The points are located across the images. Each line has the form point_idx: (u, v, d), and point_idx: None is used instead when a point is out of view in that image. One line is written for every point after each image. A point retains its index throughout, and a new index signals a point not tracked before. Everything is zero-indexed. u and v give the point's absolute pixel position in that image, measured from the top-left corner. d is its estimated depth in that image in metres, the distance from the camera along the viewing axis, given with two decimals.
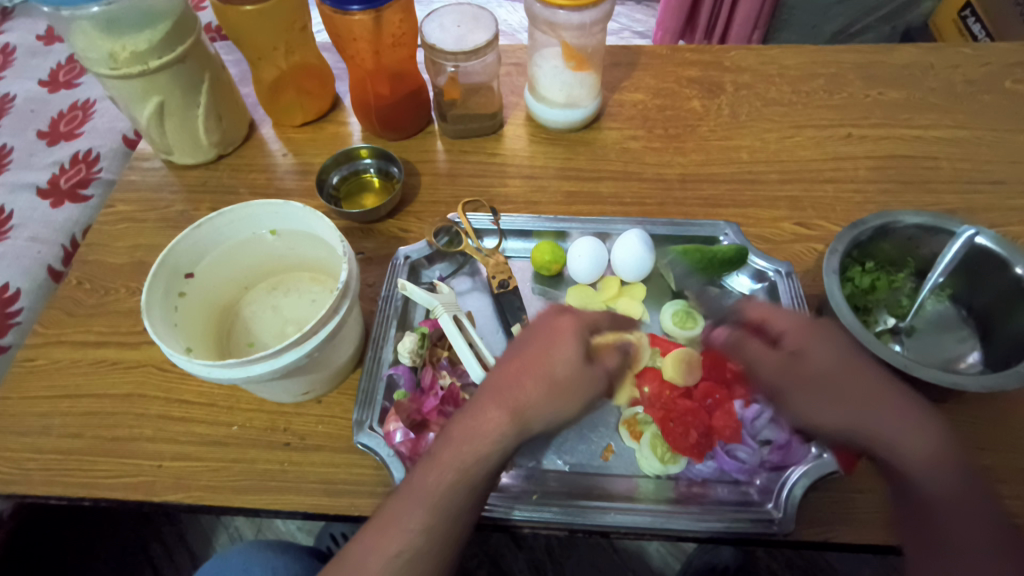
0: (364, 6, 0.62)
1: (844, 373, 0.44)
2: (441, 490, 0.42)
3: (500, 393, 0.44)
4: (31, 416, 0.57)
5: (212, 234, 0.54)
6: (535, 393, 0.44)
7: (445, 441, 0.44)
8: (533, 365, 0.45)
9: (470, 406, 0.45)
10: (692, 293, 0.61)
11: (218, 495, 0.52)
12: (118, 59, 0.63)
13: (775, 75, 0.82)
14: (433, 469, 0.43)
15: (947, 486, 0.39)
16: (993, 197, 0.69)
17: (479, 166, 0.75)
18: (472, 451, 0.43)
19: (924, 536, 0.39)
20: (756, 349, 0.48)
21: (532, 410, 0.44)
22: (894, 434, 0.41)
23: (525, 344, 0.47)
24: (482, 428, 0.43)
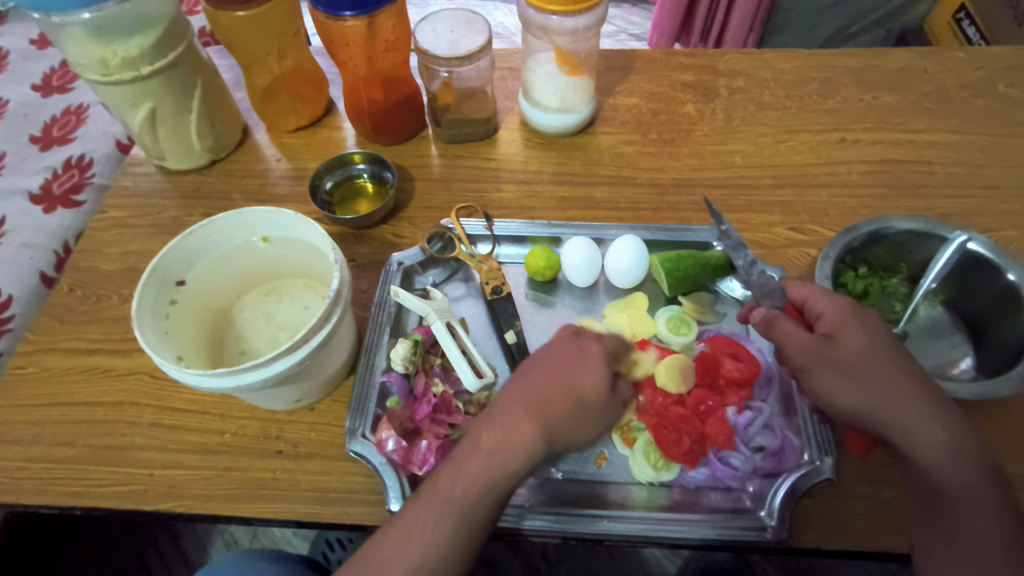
0: (357, 11, 0.62)
1: (875, 360, 0.43)
2: (467, 499, 0.41)
3: (530, 408, 0.44)
4: (22, 424, 0.57)
5: (203, 242, 0.54)
6: (564, 411, 0.45)
7: (477, 446, 0.43)
8: (567, 384, 0.45)
9: (501, 412, 0.44)
10: (741, 262, 0.55)
11: (210, 504, 0.52)
12: (109, 65, 0.62)
13: (770, 79, 0.82)
14: (461, 479, 0.42)
15: (964, 476, 0.39)
16: (986, 201, 0.69)
17: (474, 172, 0.74)
18: (502, 463, 0.42)
19: (942, 524, 0.40)
20: (790, 328, 0.45)
21: (559, 427, 0.44)
22: (919, 425, 0.41)
23: (559, 359, 0.47)
24: (515, 436, 0.43)
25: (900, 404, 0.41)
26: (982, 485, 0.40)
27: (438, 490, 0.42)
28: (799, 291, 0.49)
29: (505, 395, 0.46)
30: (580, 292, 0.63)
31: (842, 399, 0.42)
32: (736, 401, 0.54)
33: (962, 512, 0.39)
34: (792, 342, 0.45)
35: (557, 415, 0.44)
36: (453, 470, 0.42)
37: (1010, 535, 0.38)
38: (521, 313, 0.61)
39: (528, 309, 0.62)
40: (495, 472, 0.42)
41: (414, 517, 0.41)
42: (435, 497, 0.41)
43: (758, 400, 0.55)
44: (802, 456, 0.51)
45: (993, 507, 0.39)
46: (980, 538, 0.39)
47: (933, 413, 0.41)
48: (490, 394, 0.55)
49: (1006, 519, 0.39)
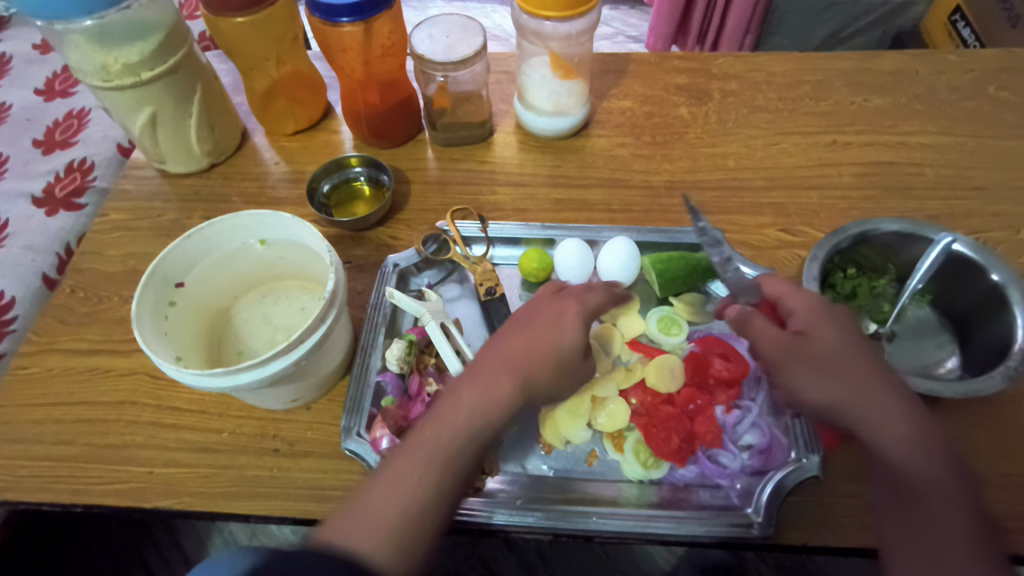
0: (353, 18, 0.63)
1: (844, 357, 0.45)
2: (454, 443, 0.42)
3: (512, 364, 0.46)
4: (24, 423, 0.58)
5: (202, 244, 0.55)
6: (541, 371, 0.47)
7: (458, 400, 0.44)
8: (544, 341, 0.48)
9: (480, 369, 0.46)
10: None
11: (208, 501, 0.53)
12: (110, 71, 0.63)
13: (762, 82, 0.83)
14: (447, 424, 0.42)
15: (926, 471, 0.40)
16: (974, 203, 0.70)
17: (469, 174, 0.75)
18: (486, 408, 0.44)
19: (908, 518, 0.40)
20: (761, 325, 0.48)
21: (535, 384, 0.46)
22: (882, 419, 0.42)
23: (535, 323, 0.49)
24: (496, 389, 0.44)
25: (867, 397, 0.43)
26: (945, 476, 0.40)
27: (418, 440, 0.42)
28: (774, 286, 0.51)
29: (483, 356, 0.48)
30: None
31: (814, 391, 0.45)
32: (725, 400, 0.55)
33: (929, 504, 0.40)
34: (766, 338, 0.47)
35: (533, 373, 0.46)
36: (436, 422, 0.43)
37: (975, 526, 0.39)
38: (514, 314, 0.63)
39: None
40: (477, 417, 0.43)
41: (401, 461, 0.40)
42: (422, 443, 0.41)
43: (746, 399, 0.56)
44: (789, 454, 0.52)
45: (958, 499, 0.40)
46: (948, 528, 0.38)
47: (898, 407, 0.43)
48: None
49: (970, 511, 0.39)
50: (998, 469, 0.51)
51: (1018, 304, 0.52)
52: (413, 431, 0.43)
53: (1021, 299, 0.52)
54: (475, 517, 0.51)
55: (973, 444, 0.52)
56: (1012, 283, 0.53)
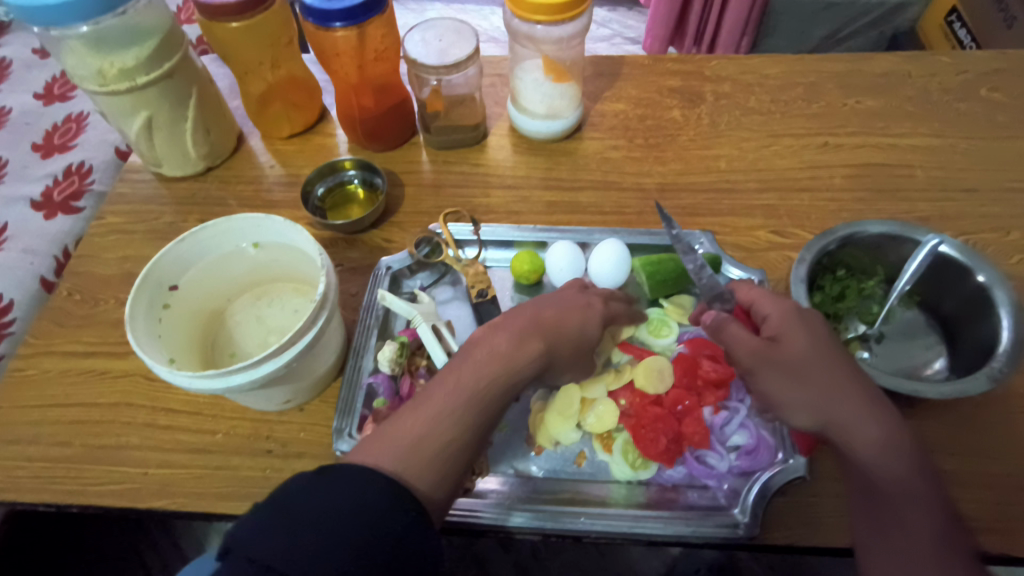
0: (346, 22, 0.64)
1: (815, 361, 0.46)
2: (484, 387, 0.44)
3: (543, 330, 0.48)
4: (22, 424, 0.59)
5: (195, 247, 0.55)
6: (565, 343, 0.50)
7: (493, 350, 0.46)
8: (570, 315, 0.50)
9: (512, 326, 0.48)
10: (690, 264, 0.58)
11: (202, 501, 0.54)
12: (106, 75, 0.64)
13: (755, 84, 0.83)
14: (478, 371, 0.44)
15: (896, 472, 0.42)
16: (965, 205, 0.70)
17: (462, 177, 0.76)
18: (513, 362, 0.46)
19: (880, 519, 0.42)
20: (736, 332, 0.49)
21: (559, 351, 0.49)
22: (854, 423, 0.44)
23: (563, 301, 0.52)
24: (528, 347, 0.47)
25: (836, 401, 0.45)
26: (913, 476, 0.42)
27: (453, 378, 0.44)
28: (747, 293, 0.53)
29: (513, 316, 0.49)
30: None
31: (785, 396, 0.46)
32: (713, 401, 0.55)
33: (897, 507, 0.41)
34: (739, 344, 0.49)
35: (559, 343, 0.49)
36: (470, 366, 0.45)
37: (943, 526, 0.40)
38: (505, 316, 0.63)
39: None
40: (510, 369, 0.45)
41: (430, 400, 0.43)
42: (458, 384, 0.44)
43: (734, 400, 0.56)
44: (777, 454, 0.53)
45: (926, 500, 0.41)
46: (916, 529, 0.40)
47: (868, 409, 0.44)
48: None
49: (938, 511, 0.41)
50: (982, 470, 0.52)
51: (1003, 305, 0.53)
52: (444, 372, 0.45)
53: (1006, 300, 0.53)
54: (468, 518, 0.51)
55: (958, 444, 0.53)
56: (997, 285, 0.54)
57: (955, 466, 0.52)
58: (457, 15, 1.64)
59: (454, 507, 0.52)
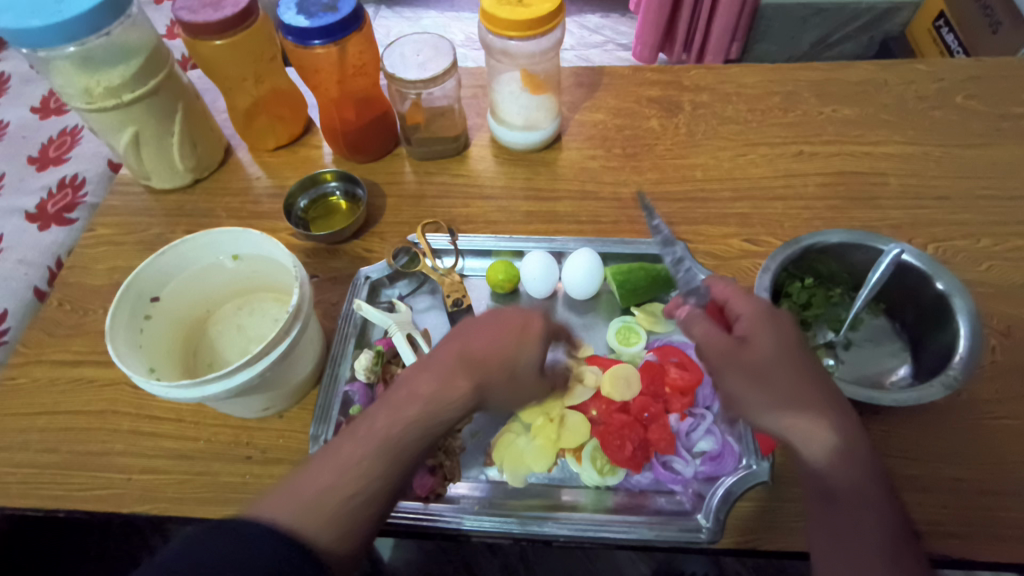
0: (325, 40, 0.65)
1: (779, 364, 0.46)
2: (400, 434, 0.43)
3: (471, 366, 0.46)
4: (11, 431, 0.61)
5: (176, 260, 0.57)
6: (498, 376, 0.46)
7: (414, 393, 0.44)
8: (500, 345, 0.46)
9: (439, 364, 0.46)
10: (670, 258, 0.66)
11: (182, 506, 0.55)
12: (93, 93, 0.66)
13: (733, 94, 0.84)
14: (396, 416, 0.43)
15: (851, 477, 0.43)
16: (937, 212, 0.71)
17: (444, 187, 0.78)
18: (434, 408, 0.44)
19: (834, 524, 0.42)
20: (707, 329, 0.49)
21: (489, 387, 0.46)
22: (812, 429, 0.44)
23: (497, 322, 0.48)
24: (449, 394, 0.45)
25: (799, 407, 0.45)
26: (866, 481, 0.43)
27: (369, 427, 0.42)
28: (722, 291, 0.53)
29: (444, 348, 0.47)
30: (539, 303, 0.66)
31: (748, 397, 0.46)
32: (679, 408, 0.57)
33: (851, 511, 0.42)
34: (710, 342, 0.49)
35: (490, 376, 0.46)
36: (388, 411, 0.44)
37: (891, 529, 0.41)
38: None
39: None
40: (427, 416, 0.44)
41: (350, 446, 0.41)
42: (381, 426, 0.43)
43: (701, 407, 0.58)
44: (740, 460, 0.54)
45: (879, 505, 0.42)
46: (867, 533, 0.41)
47: (826, 416, 0.45)
48: None
49: (889, 515, 0.42)
50: (944, 475, 0.53)
51: (961, 313, 0.54)
52: (365, 415, 0.44)
53: (964, 307, 0.54)
54: (426, 522, 0.52)
55: (919, 450, 0.54)
56: (956, 292, 0.55)
57: (916, 472, 0.53)
58: (450, 23, 1.66)
59: (421, 511, 0.53)
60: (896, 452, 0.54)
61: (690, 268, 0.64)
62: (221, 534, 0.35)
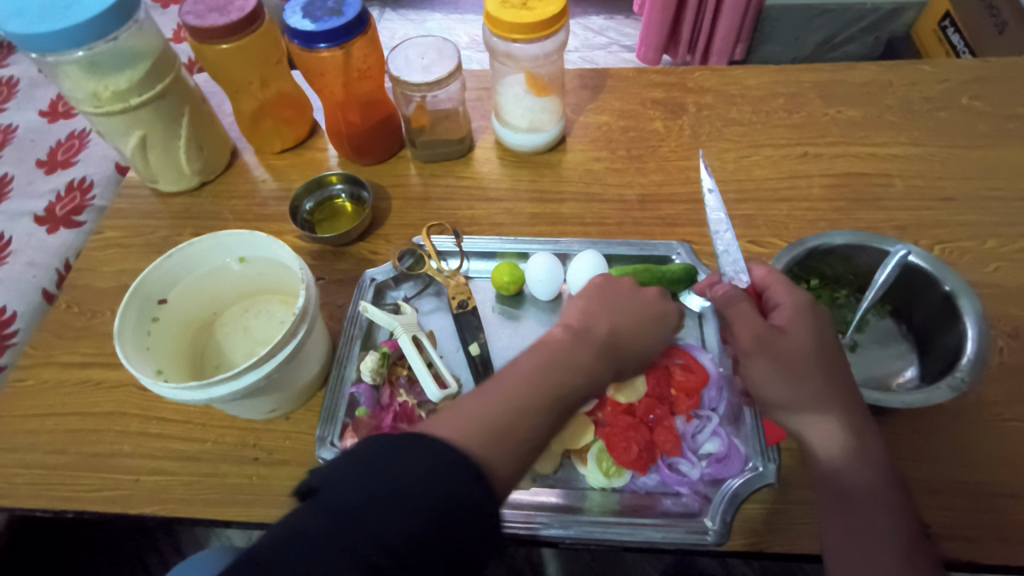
0: (331, 44, 0.66)
1: (814, 359, 0.47)
2: (558, 390, 0.43)
3: (619, 340, 0.48)
4: (20, 433, 0.61)
5: (182, 263, 0.58)
6: (635, 352, 0.49)
7: (574, 361, 0.45)
8: (644, 314, 0.51)
9: (597, 333, 0.48)
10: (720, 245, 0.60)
11: (191, 507, 0.56)
12: (100, 98, 0.67)
13: (737, 95, 0.84)
14: (557, 374, 0.44)
15: (867, 477, 0.44)
16: (943, 213, 0.71)
17: (449, 190, 0.78)
18: (585, 373, 0.45)
19: (846, 521, 0.43)
20: (746, 312, 0.48)
21: (627, 362, 0.49)
22: (835, 428, 0.45)
23: (635, 295, 0.52)
24: (604, 364, 0.47)
25: (823, 408, 0.46)
26: (881, 483, 0.44)
27: (519, 379, 0.43)
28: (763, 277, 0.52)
29: (591, 320, 0.49)
30: (544, 305, 0.66)
31: (771, 387, 0.47)
32: (686, 410, 0.56)
33: (870, 517, 0.43)
34: (745, 326, 0.48)
35: (630, 351, 0.49)
36: (547, 368, 0.44)
37: (909, 535, 0.42)
38: (486, 327, 0.65)
39: (494, 322, 0.66)
40: (591, 381, 0.45)
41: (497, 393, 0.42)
42: (531, 384, 0.43)
43: (707, 409, 0.57)
44: (746, 462, 0.54)
45: (896, 511, 0.43)
46: (881, 533, 0.42)
47: (847, 416, 0.46)
48: None
49: (906, 521, 0.43)
50: (952, 478, 0.53)
51: (968, 314, 0.54)
52: (509, 371, 0.44)
53: (971, 309, 0.54)
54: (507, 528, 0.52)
55: (928, 452, 0.54)
56: (963, 293, 0.55)
57: (924, 474, 0.53)
58: (455, 26, 1.66)
59: (525, 521, 0.52)
60: (904, 454, 0.54)
61: (735, 258, 0.58)
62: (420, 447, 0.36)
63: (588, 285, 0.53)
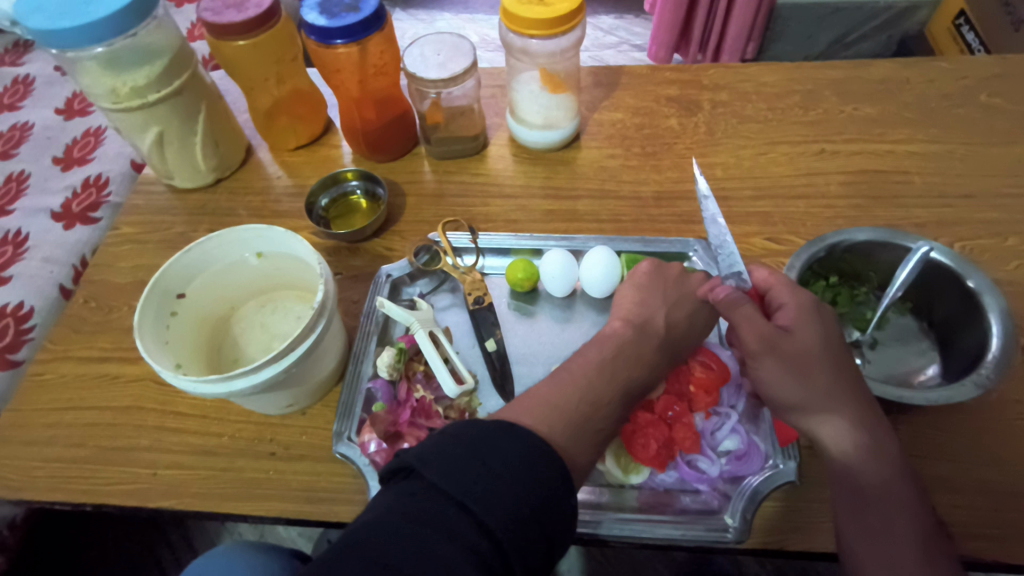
0: (347, 40, 0.66)
1: (821, 358, 0.47)
2: (631, 379, 0.50)
3: (675, 332, 0.54)
4: (39, 426, 0.62)
5: (201, 258, 0.58)
6: (688, 340, 0.55)
7: (641, 350, 0.52)
8: (693, 302, 0.56)
9: (659, 323, 0.54)
10: (713, 239, 0.62)
11: (208, 502, 0.56)
12: (119, 94, 0.67)
13: (753, 92, 0.84)
14: (630, 367, 0.51)
15: (882, 474, 0.44)
16: (962, 210, 0.70)
17: (463, 186, 0.78)
18: (650, 364, 0.52)
19: (863, 519, 0.43)
20: (750, 315, 0.48)
21: (684, 349, 0.55)
22: (847, 424, 0.45)
23: (682, 283, 0.57)
24: (667, 355, 0.53)
25: (833, 405, 0.46)
26: (896, 480, 0.44)
27: (595, 370, 0.49)
28: (765, 278, 0.53)
29: (647, 310, 0.55)
30: (559, 302, 0.66)
31: (782, 387, 0.47)
32: (704, 407, 0.56)
33: (885, 517, 0.42)
34: (750, 327, 0.48)
35: (686, 342, 0.55)
36: (620, 361, 0.50)
37: (924, 536, 0.42)
38: (501, 323, 0.65)
39: (509, 318, 0.65)
40: (655, 368, 0.52)
41: (572, 383, 0.48)
42: (606, 374, 0.49)
43: (725, 406, 0.57)
44: (767, 460, 0.53)
45: (910, 509, 0.43)
46: (898, 529, 0.42)
47: (858, 413, 0.46)
48: (470, 400, 0.58)
49: (923, 517, 0.43)
50: (975, 476, 0.52)
51: (992, 311, 0.53)
52: (585, 363, 0.50)
53: (995, 306, 0.53)
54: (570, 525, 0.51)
55: (951, 451, 0.53)
56: (986, 290, 0.54)
57: (947, 472, 0.52)
58: (465, 25, 1.66)
59: (592, 522, 0.52)
60: (927, 452, 0.53)
61: (729, 251, 0.59)
62: (518, 439, 0.40)
63: (637, 271, 0.58)
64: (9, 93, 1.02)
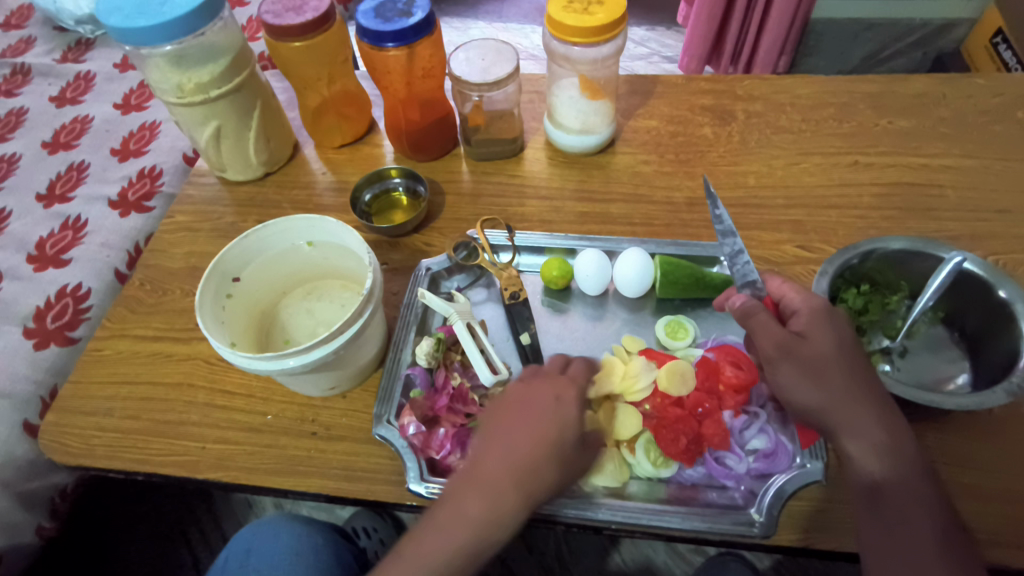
0: (398, 43, 0.69)
1: (838, 360, 0.48)
2: (441, 556, 0.45)
3: (511, 475, 0.47)
4: (96, 399, 0.65)
5: (257, 244, 0.61)
6: (543, 474, 0.47)
7: (462, 514, 0.46)
8: (541, 424, 0.48)
9: (485, 479, 0.47)
10: (727, 249, 0.61)
11: (252, 476, 0.59)
12: (184, 89, 0.71)
13: (786, 104, 0.85)
14: (437, 534, 0.46)
15: (900, 474, 0.45)
16: (997, 225, 0.71)
17: (500, 187, 0.80)
18: (469, 530, 0.45)
19: (884, 519, 0.44)
20: (765, 323, 0.50)
21: (539, 488, 0.47)
22: (861, 425, 0.46)
23: (530, 411, 0.49)
24: (504, 504, 0.46)
25: (852, 406, 0.47)
26: (916, 480, 0.45)
27: (414, 551, 0.46)
28: (778, 286, 0.55)
29: (488, 449, 0.48)
30: (591, 300, 0.68)
31: (802, 392, 0.48)
32: (733, 405, 0.57)
33: (900, 504, 0.44)
34: (765, 334, 0.50)
35: (535, 479, 0.47)
36: (434, 533, 0.46)
37: (941, 527, 0.43)
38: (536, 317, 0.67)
39: (543, 314, 0.68)
40: (484, 530, 0.45)
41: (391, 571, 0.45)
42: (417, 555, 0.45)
43: (755, 406, 0.58)
44: (795, 459, 0.55)
45: (928, 500, 0.44)
46: (917, 529, 0.43)
47: (875, 414, 0.47)
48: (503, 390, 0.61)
49: (940, 515, 0.44)
50: (1002, 485, 0.53)
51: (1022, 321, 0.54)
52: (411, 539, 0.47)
53: None
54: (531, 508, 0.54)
55: (979, 458, 0.54)
56: (1018, 300, 0.55)
57: (974, 480, 0.53)
58: (498, 33, 1.70)
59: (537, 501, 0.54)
60: (953, 459, 0.54)
61: (746, 260, 0.59)
62: None
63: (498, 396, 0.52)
64: (72, 88, 1.07)
